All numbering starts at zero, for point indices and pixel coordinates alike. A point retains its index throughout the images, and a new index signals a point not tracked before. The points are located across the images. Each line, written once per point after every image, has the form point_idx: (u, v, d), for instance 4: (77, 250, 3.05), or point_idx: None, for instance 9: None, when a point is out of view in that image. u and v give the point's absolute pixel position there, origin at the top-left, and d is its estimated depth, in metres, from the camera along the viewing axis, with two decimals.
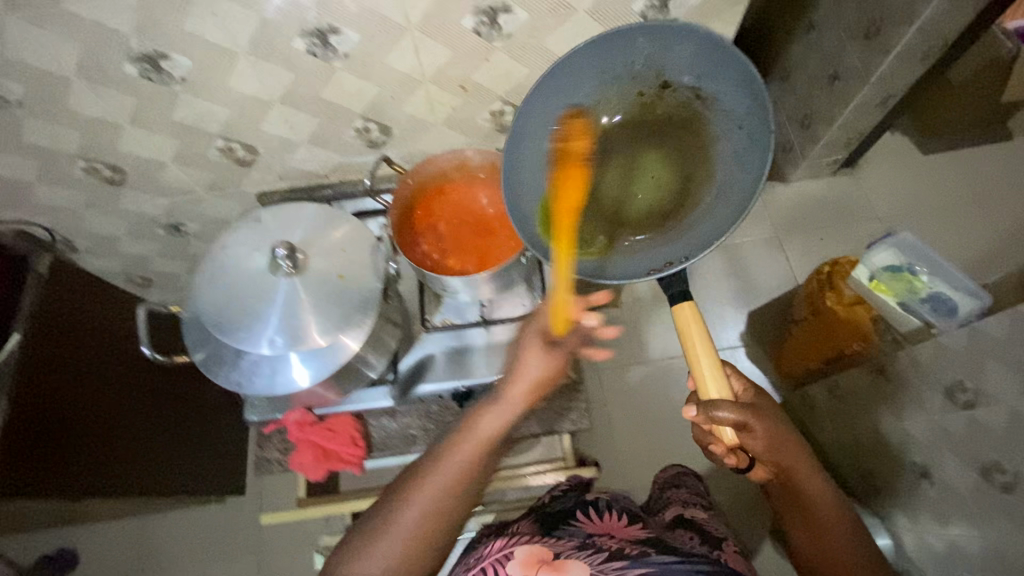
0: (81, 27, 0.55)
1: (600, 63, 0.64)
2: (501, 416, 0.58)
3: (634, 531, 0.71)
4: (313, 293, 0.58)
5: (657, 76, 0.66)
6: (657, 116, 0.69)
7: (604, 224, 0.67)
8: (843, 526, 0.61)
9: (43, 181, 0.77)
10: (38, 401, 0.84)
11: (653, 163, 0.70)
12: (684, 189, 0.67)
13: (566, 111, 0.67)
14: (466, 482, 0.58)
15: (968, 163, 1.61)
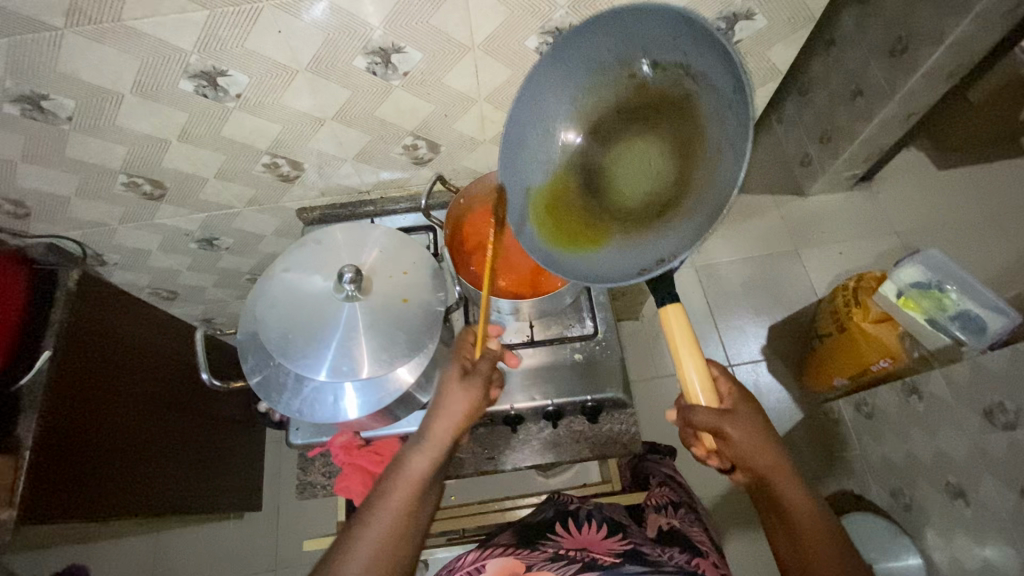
0: (144, 42, 0.54)
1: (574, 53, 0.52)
2: (438, 446, 0.54)
3: (612, 544, 0.72)
4: (377, 317, 0.57)
5: (642, 53, 0.52)
6: (646, 96, 0.55)
7: (594, 226, 0.58)
8: (827, 540, 0.52)
9: (81, 197, 0.75)
10: (67, 422, 0.79)
11: (646, 153, 0.58)
12: (682, 179, 0.56)
13: (546, 110, 0.55)
14: (409, 512, 0.52)
15: (988, 178, 1.54)
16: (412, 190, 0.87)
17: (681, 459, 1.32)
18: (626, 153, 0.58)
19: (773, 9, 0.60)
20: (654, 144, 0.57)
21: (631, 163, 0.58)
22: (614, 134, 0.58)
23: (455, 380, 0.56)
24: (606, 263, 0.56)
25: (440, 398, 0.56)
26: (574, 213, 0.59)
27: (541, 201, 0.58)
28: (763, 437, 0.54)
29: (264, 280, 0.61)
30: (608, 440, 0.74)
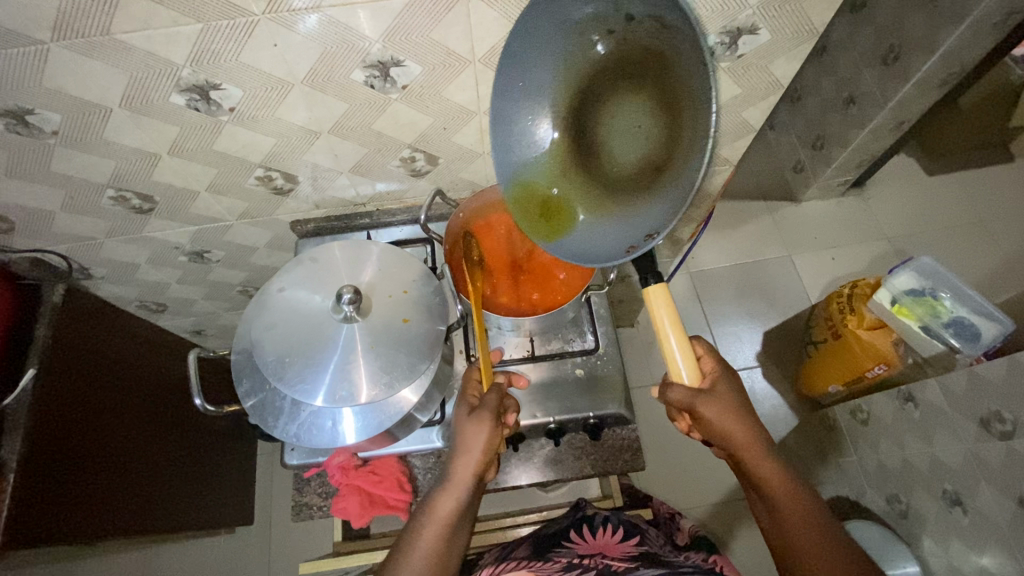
0: (134, 56, 0.52)
1: (539, 27, 0.48)
2: (465, 483, 0.56)
3: (627, 548, 0.74)
4: (378, 338, 0.56)
5: (613, 8, 0.46)
6: (628, 52, 0.47)
7: (583, 204, 0.53)
8: (806, 513, 0.54)
9: (66, 212, 0.73)
10: (53, 444, 0.76)
11: (635, 112, 0.49)
12: (672, 142, 0.47)
13: (523, 88, 0.52)
14: (441, 545, 0.54)
15: (974, 185, 1.56)
16: (409, 203, 0.86)
17: (679, 467, 1.32)
18: (614, 118, 0.51)
19: (777, 21, 0.59)
20: (643, 103, 0.49)
21: (620, 130, 0.51)
22: (601, 98, 0.51)
23: (467, 416, 0.58)
24: (593, 241, 0.52)
25: (460, 436, 0.57)
26: (564, 189, 0.54)
27: (531, 182, 0.55)
28: (741, 418, 0.56)
29: (259, 300, 0.60)
30: (611, 457, 0.73)
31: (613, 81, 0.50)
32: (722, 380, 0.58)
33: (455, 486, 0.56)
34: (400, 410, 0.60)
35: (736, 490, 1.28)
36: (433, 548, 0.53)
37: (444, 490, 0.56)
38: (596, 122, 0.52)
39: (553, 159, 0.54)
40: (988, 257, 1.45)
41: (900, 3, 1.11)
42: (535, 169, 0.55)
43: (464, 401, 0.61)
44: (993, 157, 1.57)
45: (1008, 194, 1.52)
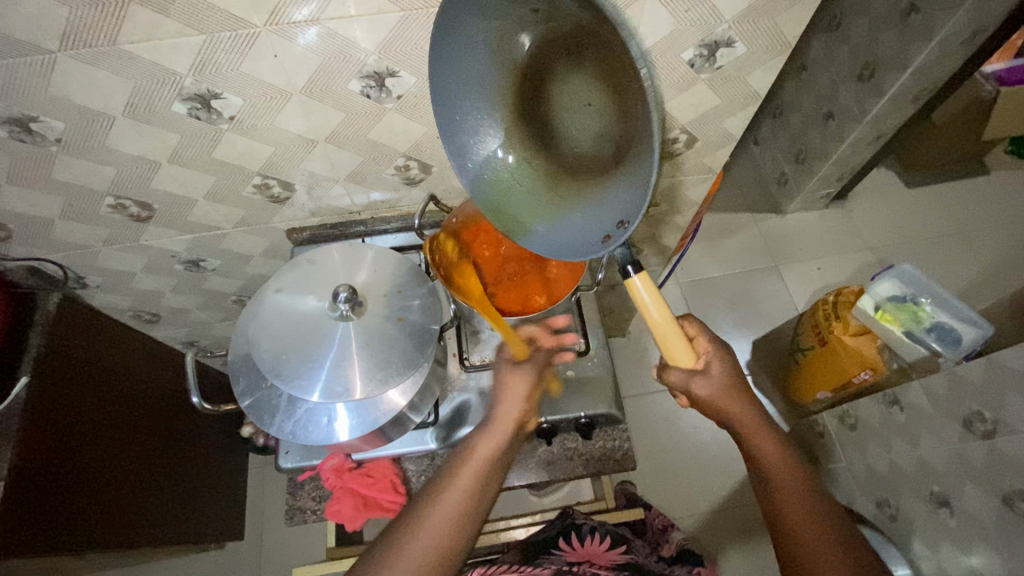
0: (138, 66, 0.54)
1: (466, 28, 0.52)
2: (505, 426, 0.61)
3: (614, 556, 0.76)
4: (373, 336, 0.57)
5: None
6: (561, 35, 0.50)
7: (552, 192, 0.58)
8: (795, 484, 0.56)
9: (64, 219, 0.74)
10: (45, 452, 0.75)
11: (584, 91, 0.52)
12: (624, 116, 0.50)
13: (469, 93, 0.56)
14: (478, 481, 0.57)
15: (950, 199, 1.61)
16: (402, 210, 0.88)
17: (670, 475, 1.33)
18: (565, 98, 0.54)
19: (752, 35, 0.63)
20: (587, 81, 0.51)
21: (574, 109, 0.54)
22: (548, 80, 0.54)
23: (512, 370, 0.64)
24: (563, 227, 0.57)
25: (502, 387, 0.63)
26: (533, 180, 0.59)
27: (498, 174, 0.60)
28: (737, 395, 0.60)
29: (256, 299, 0.61)
30: (601, 458, 0.75)
31: (554, 62, 0.52)
32: (716, 359, 0.61)
33: (496, 429, 0.60)
34: (390, 412, 0.60)
35: (728, 497, 1.29)
36: (470, 484, 0.56)
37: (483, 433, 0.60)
38: (551, 104, 0.55)
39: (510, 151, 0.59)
40: (964, 266, 1.50)
41: (872, 23, 1.16)
42: (502, 168, 0.60)
43: (502, 360, 0.66)
44: (964, 172, 1.64)
45: (979, 207, 1.58)
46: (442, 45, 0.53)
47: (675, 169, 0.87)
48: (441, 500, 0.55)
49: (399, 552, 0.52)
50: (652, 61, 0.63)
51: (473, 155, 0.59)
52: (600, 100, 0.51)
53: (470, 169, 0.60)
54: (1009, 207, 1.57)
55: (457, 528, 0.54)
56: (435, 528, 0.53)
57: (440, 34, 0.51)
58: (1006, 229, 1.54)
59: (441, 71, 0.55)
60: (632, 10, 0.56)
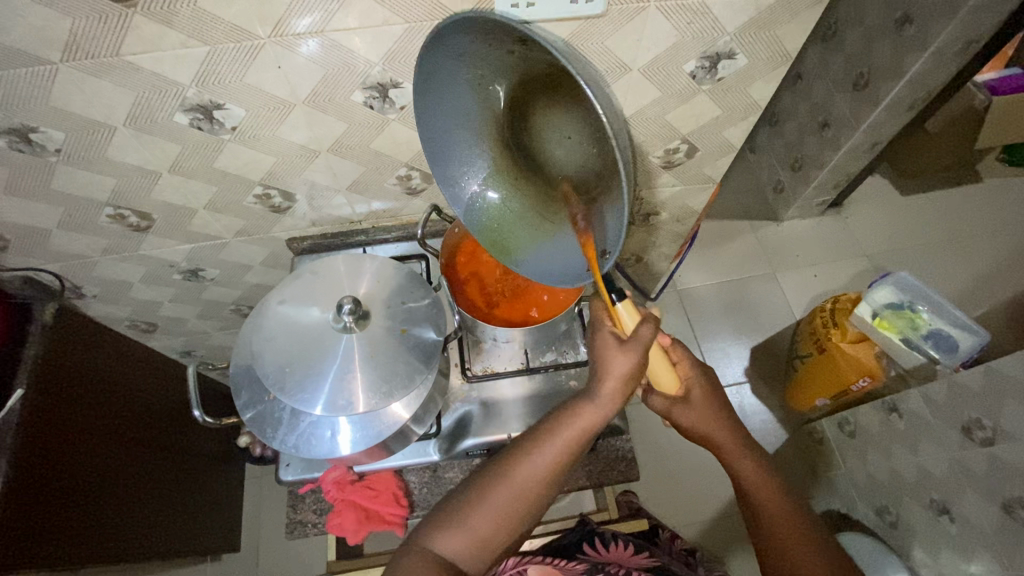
0: (141, 77, 0.54)
1: (445, 74, 0.53)
2: (606, 407, 0.55)
3: (641, 560, 0.74)
4: (377, 349, 0.57)
5: (504, 38, 0.47)
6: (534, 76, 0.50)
7: (541, 220, 0.62)
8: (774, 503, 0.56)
9: (63, 229, 0.73)
10: (41, 466, 0.74)
11: (560, 126, 0.53)
12: (602, 154, 0.50)
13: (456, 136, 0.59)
14: (558, 461, 0.54)
15: (944, 206, 1.63)
16: (403, 220, 0.88)
17: (670, 483, 1.32)
18: (544, 134, 0.55)
19: (753, 47, 0.63)
20: (566, 118, 0.52)
21: (554, 144, 0.55)
22: (527, 117, 0.54)
23: (618, 347, 0.53)
24: (553, 252, 0.62)
25: (604, 361, 0.54)
26: (521, 207, 0.62)
27: (490, 206, 0.64)
28: (719, 418, 0.59)
29: (258, 311, 0.60)
30: (607, 467, 0.74)
31: (532, 101, 0.52)
32: (699, 384, 0.60)
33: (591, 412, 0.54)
34: (394, 425, 0.60)
35: (728, 505, 1.29)
36: (554, 461, 0.54)
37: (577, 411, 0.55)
38: (531, 138, 0.56)
39: (501, 183, 0.62)
40: (959, 273, 1.51)
41: (866, 33, 1.18)
42: (493, 195, 0.63)
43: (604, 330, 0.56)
44: (957, 179, 1.66)
45: (973, 214, 1.60)
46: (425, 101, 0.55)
47: (674, 178, 0.87)
48: (516, 473, 0.54)
49: (460, 519, 0.54)
50: (654, 73, 0.64)
51: (465, 186, 0.63)
52: (579, 137, 0.52)
53: (464, 199, 0.64)
54: (1002, 214, 1.58)
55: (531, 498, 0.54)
56: (500, 504, 0.54)
57: (421, 89, 0.53)
58: (999, 236, 1.55)
59: (424, 115, 0.56)
60: (635, 23, 0.57)
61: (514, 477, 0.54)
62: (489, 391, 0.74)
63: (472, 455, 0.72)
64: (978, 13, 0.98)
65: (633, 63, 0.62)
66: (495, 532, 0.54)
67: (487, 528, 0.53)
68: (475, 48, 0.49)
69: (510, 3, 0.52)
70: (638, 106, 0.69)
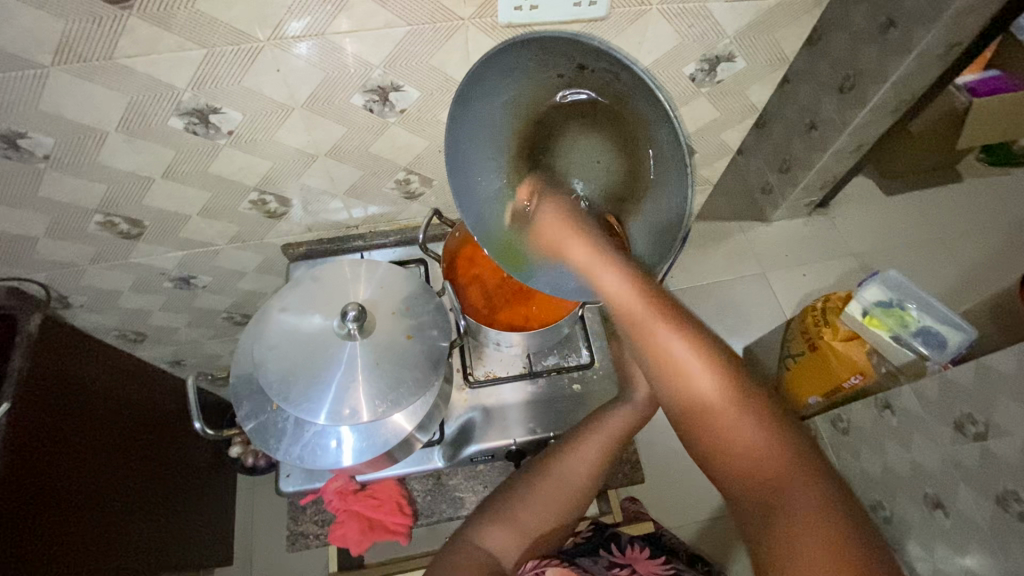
0: (135, 80, 0.52)
1: (492, 77, 0.51)
2: (637, 413, 0.63)
3: (659, 567, 0.74)
4: (383, 355, 0.56)
5: (567, 60, 0.49)
6: (579, 99, 0.53)
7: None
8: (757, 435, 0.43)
9: (50, 237, 0.71)
10: (29, 482, 0.72)
11: (591, 149, 0.56)
12: (634, 176, 0.55)
13: (475, 146, 0.56)
14: (596, 459, 0.62)
15: (927, 205, 1.66)
16: (401, 224, 0.87)
17: (667, 484, 1.33)
18: (573, 151, 0.58)
19: (752, 50, 0.64)
20: (600, 140, 0.56)
21: (580, 163, 0.58)
22: (557, 134, 0.57)
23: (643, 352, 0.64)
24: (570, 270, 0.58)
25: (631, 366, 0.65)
26: (532, 224, 0.59)
27: (498, 222, 0.59)
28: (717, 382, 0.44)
29: (259, 320, 0.59)
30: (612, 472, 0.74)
31: (570, 118, 0.56)
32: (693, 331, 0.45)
33: (623, 414, 0.63)
34: (399, 434, 0.59)
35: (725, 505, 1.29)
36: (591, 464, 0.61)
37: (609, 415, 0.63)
38: (554, 155, 0.58)
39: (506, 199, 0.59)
40: (943, 271, 1.55)
41: (852, 37, 1.20)
42: (508, 209, 0.59)
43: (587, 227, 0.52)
44: (939, 179, 1.70)
45: (955, 213, 1.64)
46: (461, 93, 0.51)
47: None
48: (558, 471, 0.61)
49: (508, 513, 0.60)
50: (655, 75, 0.64)
51: (478, 195, 0.58)
52: (610, 158, 0.56)
53: (470, 209, 0.57)
54: (981, 213, 1.62)
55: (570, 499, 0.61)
56: (544, 501, 0.60)
57: (466, 88, 0.50)
58: (980, 234, 1.59)
59: (460, 111, 0.52)
60: (637, 25, 0.57)
61: (556, 476, 0.61)
62: (491, 397, 0.73)
63: (476, 461, 0.72)
64: (960, 17, 1.01)
65: (635, 65, 0.62)
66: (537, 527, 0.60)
67: (531, 524, 0.60)
68: (531, 60, 0.50)
69: (514, 5, 0.52)
70: None
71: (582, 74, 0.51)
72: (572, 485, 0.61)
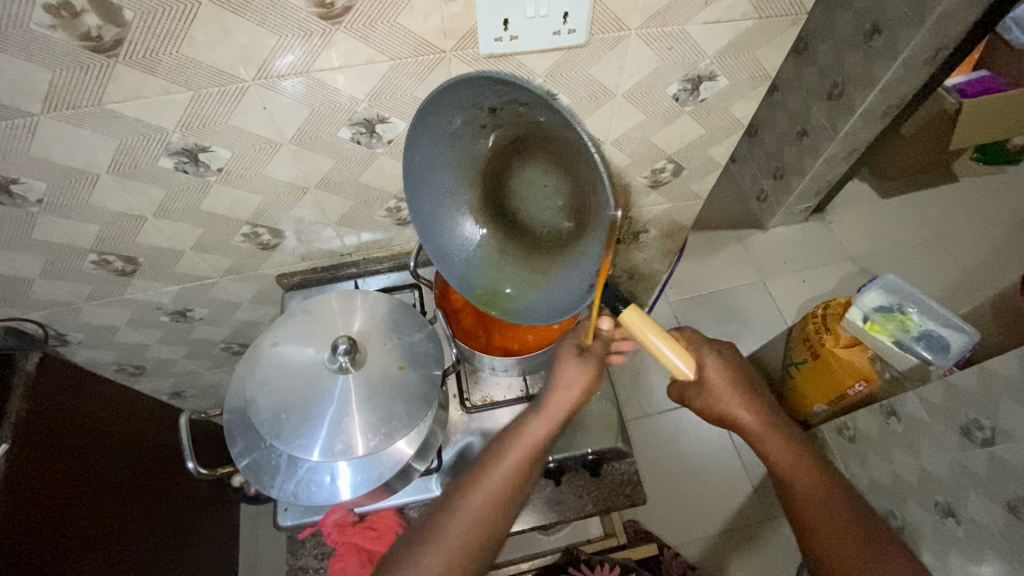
0: (123, 123, 0.53)
1: (430, 149, 0.56)
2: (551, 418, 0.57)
3: None
4: (374, 389, 0.56)
5: (477, 108, 0.52)
6: (506, 130, 0.54)
7: (531, 271, 0.62)
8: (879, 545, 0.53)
9: (46, 278, 0.71)
10: (35, 525, 0.71)
11: (540, 174, 0.56)
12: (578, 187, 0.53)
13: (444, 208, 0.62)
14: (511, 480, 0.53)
15: (923, 206, 1.66)
16: (393, 250, 0.87)
17: (673, 500, 1.31)
18: (526, 181, 0.58)
19: (734, 69, 0.64)
20: (541, 165, 0.55)
21: (539, 191, 0.57)
22: (506, 167, 0.58)
23: (575, 354, 0.59)
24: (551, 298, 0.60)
25: (557, 375, 0.59)
26: (514, 261, 0.63)
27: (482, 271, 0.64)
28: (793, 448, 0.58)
29: (252, 355, 0.60)
30: (611, 493, 0.73)
31: (507, 150, 0.56)
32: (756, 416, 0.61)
33: (539, 433, 0.56)
34: (396, 463, 0.59)
35: (734, 519, 1.28)
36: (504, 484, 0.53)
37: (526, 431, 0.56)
38: (515, 190, 0.59)
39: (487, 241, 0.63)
40: (943, 271, 1.54)
41: (837, 45, 1.20)
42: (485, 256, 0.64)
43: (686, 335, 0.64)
44: (934, 179, 1.69)
45: (951, 213, 1.63)
46: (411, 167, 0.57)
47: (662, 197, 0.88)
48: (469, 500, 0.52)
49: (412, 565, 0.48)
50: (639, 96, 0.64)
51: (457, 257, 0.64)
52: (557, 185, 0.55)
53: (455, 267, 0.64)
54: (977, 213, 1.62)
55: (484, 531, 0.51)
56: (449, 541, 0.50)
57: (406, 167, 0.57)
58: (977, 233, 1.59)
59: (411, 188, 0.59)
60: (617, 50, 0.57)
61: (462, 505, 0.52)
62: (488, 422, 0.73)
63: None
64: (944, 22, 1.01)
65: (617, 88, 0.62)
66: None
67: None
68: (445, 118, 0.53)
69: (494, 36, 0.52)
70: (624, 129, 0.69)
71: (495, 109, 0.52)
72: (488, 517, 0.51)
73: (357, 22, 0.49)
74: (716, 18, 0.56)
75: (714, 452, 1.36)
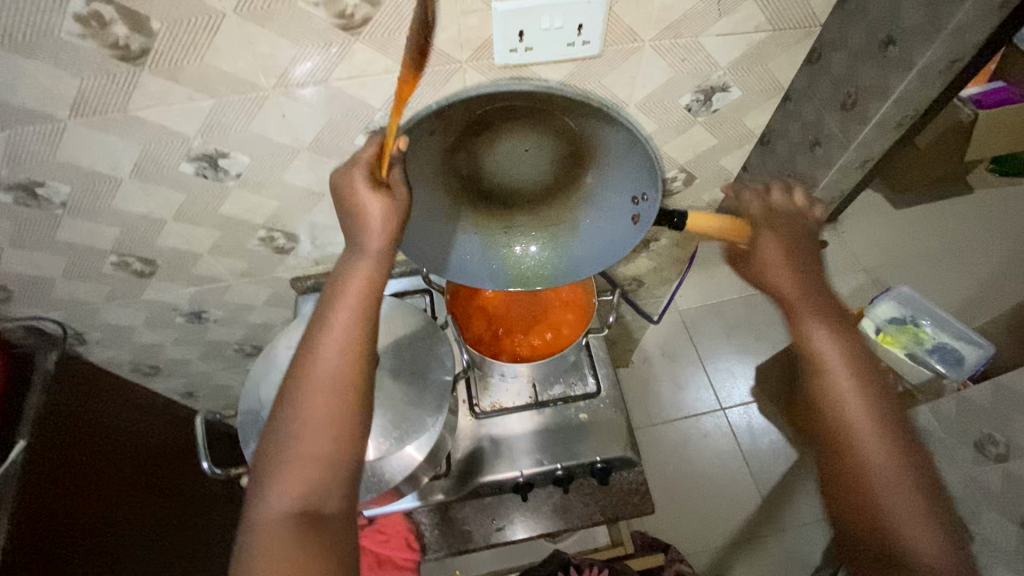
0: (146, 129, 0.55)
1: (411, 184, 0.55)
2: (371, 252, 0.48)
3: None
4: (387, 389, 0.58)
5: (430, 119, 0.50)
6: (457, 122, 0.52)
7: (552, 223, 0.62)
8: (872, 454, 0.49)
9: (67, 278, 0.73)
10: (51, 521, 0.72)
11: (512, 145, 0.55)
12: (559, 131, 0.54)
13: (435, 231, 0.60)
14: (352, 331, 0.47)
15: (938, 218, 1.64)
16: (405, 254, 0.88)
17: (682, 509, 1.30)
18: (502, 157, 0.56)
19: (746, 81, 0.65)
20: (512, 135, 0.54)
21: (515, 154, 0.56)
22: (473, 155, 0.56)
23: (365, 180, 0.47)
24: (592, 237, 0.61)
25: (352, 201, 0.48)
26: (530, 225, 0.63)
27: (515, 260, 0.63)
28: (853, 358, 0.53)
29: (268, 358, 0.63)
30: (619, 502, 0.73)
31: (469, 140, 0.55)
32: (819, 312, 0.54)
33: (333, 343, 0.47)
34: (405, 470, 0.56)
35: (742, 529, 1.27)
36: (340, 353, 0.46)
37: (319, 354, 0.46)
38: (488, 169, 0.58)
39: (490, 228, 0.63)
40: (956, 284, 1.52)
41: None
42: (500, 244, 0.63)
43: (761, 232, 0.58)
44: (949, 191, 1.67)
45: (967, 225, 1.61)
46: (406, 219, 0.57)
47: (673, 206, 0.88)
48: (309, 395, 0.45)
49: (257, 546, 0.41)
50: (651, 107, 0.65)
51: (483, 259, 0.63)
52: (542, 140, 0.55)
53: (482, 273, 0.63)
54: (992, 226, 1.60)
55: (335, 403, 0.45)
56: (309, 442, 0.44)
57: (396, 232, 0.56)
58: (992, 247, 1.56)
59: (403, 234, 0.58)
60: (630, 62, 0.58)
61: (306, 408, 0.45)
62: (497, 428, 0.73)
63: (483, 493, 0.72)
64: None
65: (630, 99, 0.63)
66: (299, 543, 0.40)
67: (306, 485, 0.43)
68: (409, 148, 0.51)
69: (508, 47, 0.53)
70: None
71: (441, 113, 0.50)
72: (320, 458, 0.44)
73: (375, 34, 0.50)
74: (729, 31, 0.57)
75: (723, 462, 1.35)
